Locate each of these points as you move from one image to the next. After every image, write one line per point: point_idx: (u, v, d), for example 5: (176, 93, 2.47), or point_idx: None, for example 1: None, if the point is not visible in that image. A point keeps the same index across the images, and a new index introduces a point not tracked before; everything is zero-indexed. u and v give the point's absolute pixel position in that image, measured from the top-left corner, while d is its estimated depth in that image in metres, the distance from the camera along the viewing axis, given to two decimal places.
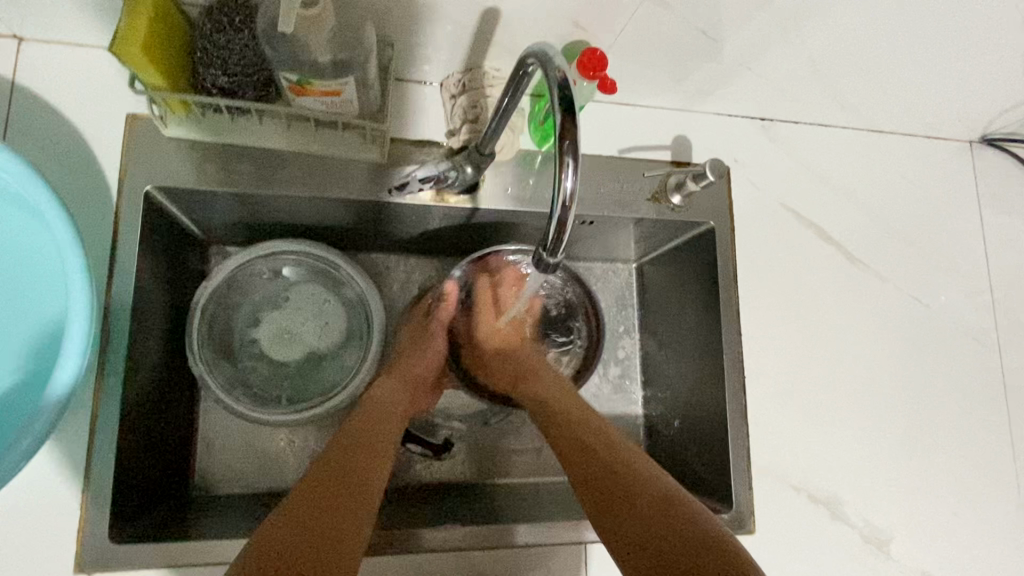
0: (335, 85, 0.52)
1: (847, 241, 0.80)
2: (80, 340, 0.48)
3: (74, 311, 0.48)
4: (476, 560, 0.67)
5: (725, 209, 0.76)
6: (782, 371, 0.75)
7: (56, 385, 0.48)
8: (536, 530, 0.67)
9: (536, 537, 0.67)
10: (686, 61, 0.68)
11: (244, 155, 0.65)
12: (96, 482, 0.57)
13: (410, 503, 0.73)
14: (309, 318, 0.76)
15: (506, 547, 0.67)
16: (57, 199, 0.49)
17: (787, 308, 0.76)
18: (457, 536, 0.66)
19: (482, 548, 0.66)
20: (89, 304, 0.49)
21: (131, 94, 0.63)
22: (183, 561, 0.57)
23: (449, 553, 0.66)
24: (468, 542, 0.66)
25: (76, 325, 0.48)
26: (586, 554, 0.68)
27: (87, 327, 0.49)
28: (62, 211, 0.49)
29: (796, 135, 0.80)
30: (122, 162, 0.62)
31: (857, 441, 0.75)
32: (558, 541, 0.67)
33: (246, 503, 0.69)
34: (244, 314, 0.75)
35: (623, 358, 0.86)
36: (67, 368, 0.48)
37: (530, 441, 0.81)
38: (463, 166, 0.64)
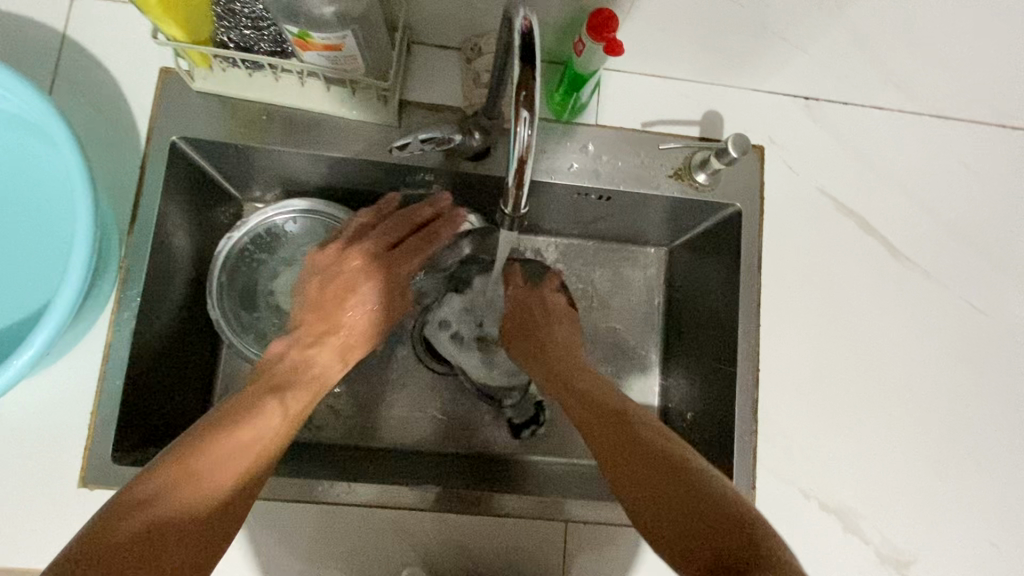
0: (334, 38, 0.53)
1: (893, 234, 0.73)
2: (81, 267, 0.52)
3: (79, 238, 0.52)
4: (518, 532, 0.67)
5: (755, 192, 0.72)
6: (803, 369, 0.70)
7: (59, 307, 0.51)
8: (589, 505, 0.67)
9: (590, 512, 0.67)
10: (709, 30, 0.64)
11: (263, 111, 0.67)
12: (104, 406, 0.61)
13: (436, 470, 0.74)
14: None
15: (557, 520, 0.67)
16: (72, 137, 0.53)
17: (815, 301, 0.71)
18: (517, 504, 0.67)
19: (543, 518, 0.67)
20: (92, 233, 0.53)
21: (162, 49, 0.66)
22: None
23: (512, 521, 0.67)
24: (528, 509, 0.67)
25: (77, 255, 0.52)
26: (621, 537, 0.67)
27: (89, 255, 0.52)
28: (75, 148, 0.53)
29: (843, 117, 0.74)
30: (151, 112, 0.66)
31: (883, 451, 0.69)
32: (608, 517, 0.67)
33: None
34: (264, 269, 0.77)
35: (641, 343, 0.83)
36: (69, 292, 0.52)
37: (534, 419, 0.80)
38: (473, 130, 0.64)
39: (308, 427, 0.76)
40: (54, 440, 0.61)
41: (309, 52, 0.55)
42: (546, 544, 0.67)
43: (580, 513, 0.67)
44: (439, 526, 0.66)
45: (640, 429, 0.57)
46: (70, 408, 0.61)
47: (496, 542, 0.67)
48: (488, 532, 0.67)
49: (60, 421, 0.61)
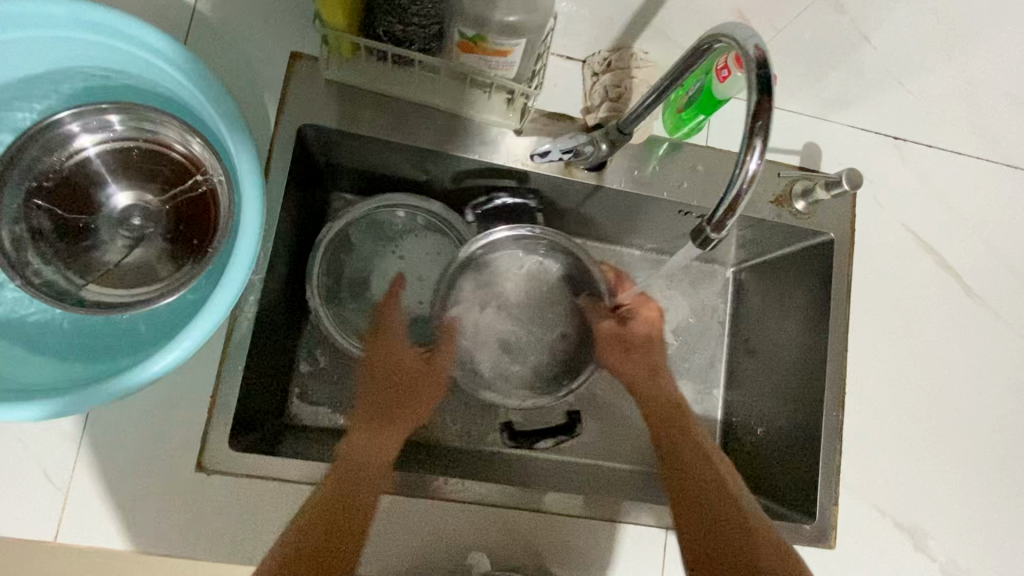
0: (508, 45, 0.55)
1: (966, 272, 0.78)
2: (246, 257, 0.53)
3: (247, 220, 0.53)
4: (502, 525, 0.65)
5: (847, 223, 0.75)
6: (880, 393, 0.74)
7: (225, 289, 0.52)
8: (564, 499, 0.67)
9: (566, 505, 0.66)
10: (831, 66, 0.68)
11: (389, 104, 0.67)
12: (223, 393, 0.60)
13: (449, 464, 0.74)
14: (415, 270, 0.79)
15: (533, 512, 0.66)
16: (239, 122, 0.54)
17: (894, 331, 0.75)
18: (486, 492, 0.65)
19: (513, 510, 0.66)
20: (258, 219, 0.54)
21: (297, 35, 0.66)
22: (279, 475, 0.61)
23: (476, 511, 0.65)
24: (497, 498, 0.65)
25: (243, 241, 0.53)
26: (667, 544, 0.68)
27: (254, 238, 0.53)
28: (240, 132, 0.54)
29: (929, 159, 0.78)
30: (281, 97, 0.65)
31: (949, 475, 0.73)
32: (594, 514, 0.66)
33: (335, 437, 0.73)
34: (363, 251, 0.77)
35: (710, 360, 0.86)
36: (234, 275, 0.52)
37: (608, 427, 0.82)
38: (601, 142, 0.66)
39: None
40: (171, 422, 0.59)
41: (472, 54, 0.57)
42: (509, 538, 0.65)
43: (558, 506, 0.66)
44: (494, 524, 0.65)
45: (705, 478, 0.70)
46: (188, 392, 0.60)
47: (475, 537, 0.65)
48: (430, 516, 0.64)
49: (178, 405, 0.60)
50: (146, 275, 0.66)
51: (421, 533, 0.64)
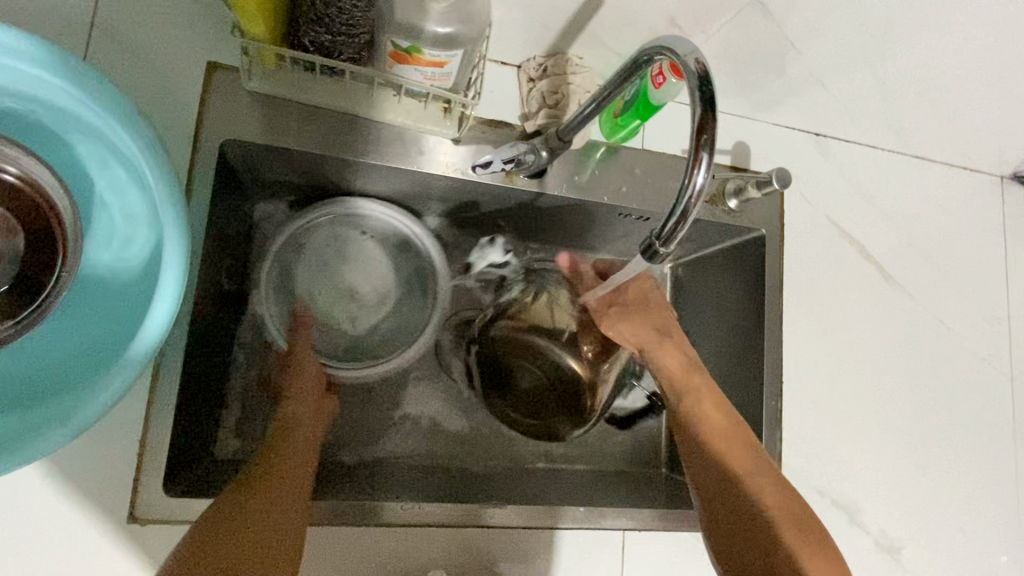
0: (445, 56, 0.53)
1: (884, 260, 0.83)
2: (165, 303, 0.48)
3: (171, 250, 0.49)
4: (458, 541, 0.65)
5: (776, 219, 0.78)
6: (814, 379, 0.78)
7: (151, 328, 0.47)
8: (512, 511, 0.66)
9: (513, 518, 0.66)
10: (760, 70, 0.70)
11: (318, 115, 0.64)
12: (154, 434, 0.56)
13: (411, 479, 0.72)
14: (371, 276, 0.77)
15: (479, 527, 0.65)
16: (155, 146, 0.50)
17: (824, 319, 0.79)
18: (439, 511, 0.64)
19: (461, 527, 0.65)
20: (180, 249, 0.49)
21: (211, 44, 0.61)
22: None
23: (428, 531, 0.64)
24: (446, 516, 0.64)
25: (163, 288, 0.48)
26: (625, 544, 0.68)
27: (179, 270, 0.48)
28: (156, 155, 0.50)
29: (848, 153, 0.83)
30: (198, 111, 0.61)
31: (877, 450, 0.78)
32: (534, 524, 0.66)
33: None
34: (316, 254, 0.75)
35: None
36: (161, 311, 0.48)
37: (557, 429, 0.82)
38: (541, 149, 0.65)
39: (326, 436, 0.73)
40: (93, 472, 0.55)
41: (406, 64, 0.54)
42: (470, 551, 0.65)
43: (495, 518, 0.65)
44: (442, 542, 0.64)
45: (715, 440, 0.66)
46: (110, 438, 0.55)
47: (431, 555, 0.64)
48: (387, 538, 0.63)
49: (101, 452, 0.55)
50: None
51: (379, 554, 0.63)
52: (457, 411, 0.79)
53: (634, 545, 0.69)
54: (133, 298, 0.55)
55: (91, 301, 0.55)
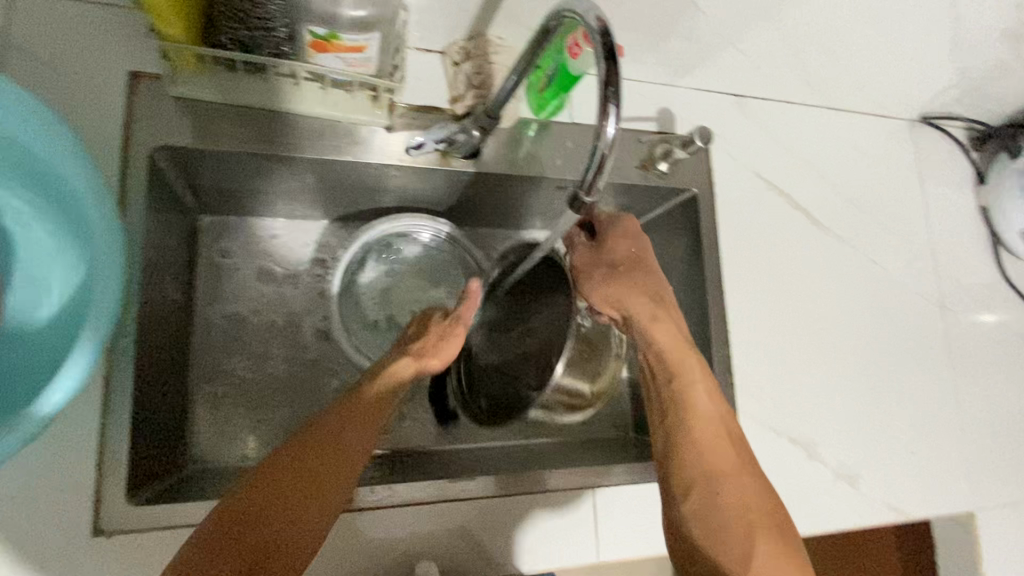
0: (363, 40, 0.54)
1: (813, 208, 0.87)
2: (100, 335, 0.49)
3: (104, 296, 0.50)
4: (448, 516, 0.66)
5: (706, 178, 0.82)
6: (760, 325, 0.81)
7: (86, 354, 0.48)
8: (493, 481, 0.68)
9: (495, 487, 0.67)
10: (672, 36, 0.74)
11: (248, 116, 0.64)
12: (111, 447, 0.55)
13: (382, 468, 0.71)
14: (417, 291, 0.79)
15: (464, 500, 0.66)
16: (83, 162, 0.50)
17: (763, 266, 0.83)
18: (415, 491, 0.65)
19: (446, 503, 0.66)
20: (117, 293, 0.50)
21: (132, 53, 0.62)
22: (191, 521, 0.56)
23: (421, 510, 0.65)
24: (424, 494, 0.65)
25: (91, 332, 0.49)
26: (596, 502, 0.70)
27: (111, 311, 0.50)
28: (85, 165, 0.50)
29: (766, 110, 0.88)
30: (125, 123, 0.61)
31: (826, 386, 0.83)
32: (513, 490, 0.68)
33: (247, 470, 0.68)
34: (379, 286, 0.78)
35: None
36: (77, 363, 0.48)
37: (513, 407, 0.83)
38: (472, 129, 0.67)
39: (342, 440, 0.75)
40: (52, 490, 0.54)
41: (325, 53, 0.55)
42: (445, 529, 0.66)
43: (465, 492, 0.66)
44: (431, 518, 0.65)
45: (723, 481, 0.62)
46: (66, 454, 0.55)
47: (425, 532, 0.65)
48: (357, 523, 0.63)
49: (59, 471, 0.54)
50: None
51: (351, 543, 0.63)
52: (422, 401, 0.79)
53: (607, 501, 0.71)
54: (67, 316, 0.55)
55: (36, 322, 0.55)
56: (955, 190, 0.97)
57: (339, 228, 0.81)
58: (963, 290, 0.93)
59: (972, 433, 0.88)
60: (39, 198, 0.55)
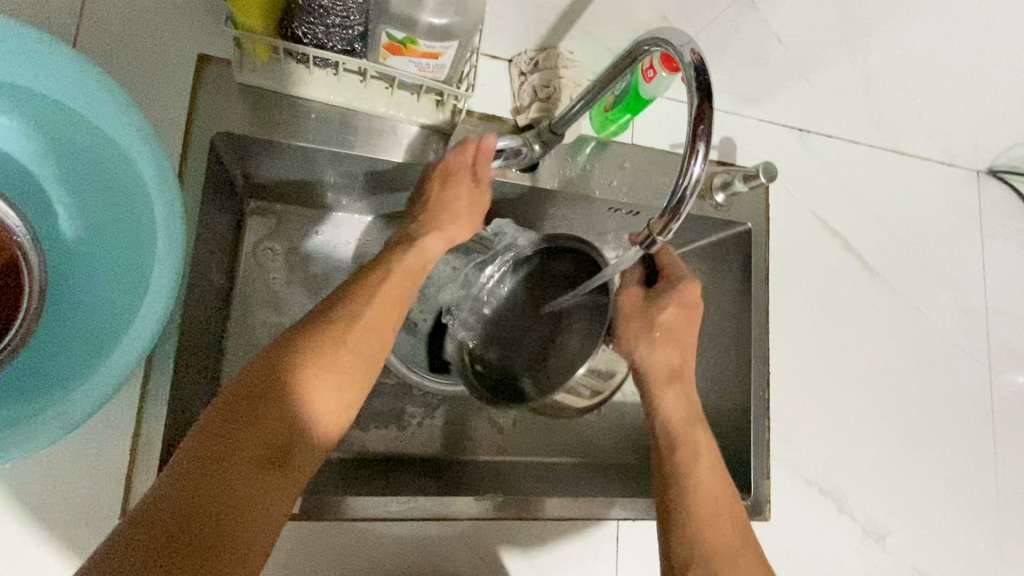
0: (439, 47, 0.53)
1: (867, 254, 0.85)
2: (151, 322, 0.49)
3: (158, 284, 0.49)
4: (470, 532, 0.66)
5: (763, 213, 0.80)
6: (802, 369, 0.79)
7: (137, 340, 0.48)
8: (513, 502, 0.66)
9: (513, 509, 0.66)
10: (746, 66, 0.72)
11: (311, 109, 0.64)
12: (146, 430, 0.55)
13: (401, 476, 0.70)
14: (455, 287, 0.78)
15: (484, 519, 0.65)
16: (149, 144, 0.50)
17: (810, 309, 0.81)
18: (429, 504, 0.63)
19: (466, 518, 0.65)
20: (172, 283, 0.50)
21: (203, 36, 0.61)
22: None
23: (442, 522, 0.65)
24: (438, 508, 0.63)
25: (145, 319, 0.48)
26: (617, 531, 0.70)
27: (164, 300, 0.49)
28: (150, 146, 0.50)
29: (829, 149, 0.85)
30: (190, 106, 0.60)
31: (863, 438, 0.80)
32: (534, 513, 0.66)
33: None
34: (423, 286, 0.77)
35: None
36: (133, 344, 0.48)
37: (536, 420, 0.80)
38: (534, 143, 0.66)
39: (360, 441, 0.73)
40: (88, 463, 0.55)
41: (399, 56, 0.55)
42: (465, 546, 0.66)
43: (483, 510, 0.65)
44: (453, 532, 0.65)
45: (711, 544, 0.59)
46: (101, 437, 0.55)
47: (446, 544, 0.65)
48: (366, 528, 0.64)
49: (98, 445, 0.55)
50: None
51: (366, 543, 0.64)
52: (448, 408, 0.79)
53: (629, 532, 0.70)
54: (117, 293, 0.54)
55: (89, 297, 0.55)
56: (1015, 249, 0.93)
57: (385, 228, 0.80)
58: (1014, 353, 0.90)
59: (1008, 502, 0.85)
60: (94, 173, 0.55)
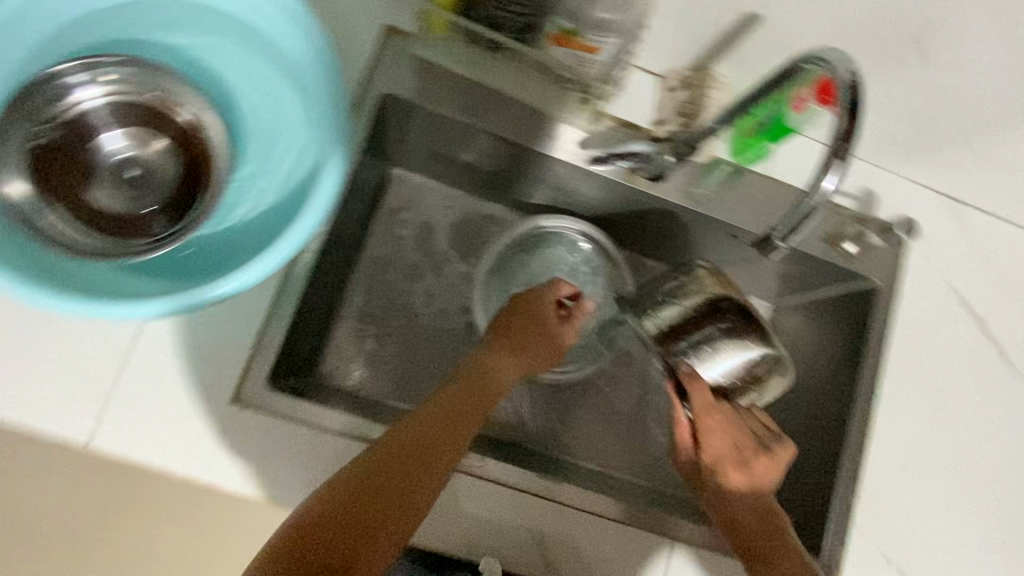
0: (599, 43, 0.58)
1: (1007, 342, 0.78)
2: (306, 225, 0.55)
3: (322, 194, 0.56)
4: (530, 512, 0.65)
5: (894, 273, 0.76)
6: (907, 444, 0.74)
7: (291, 237, 0.55)
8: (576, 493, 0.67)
9: (575, 499, 0.66)
10: (902, 117, 0.70)
11: (469, 88, 0.69)
12: (269, 332, 0.62)
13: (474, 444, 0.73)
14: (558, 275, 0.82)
15: (544, 500, 0.66)
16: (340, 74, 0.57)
17: (928, 384, 0.75)
18: (494, 470, 0.66)
19: (528, 495, 0.65)
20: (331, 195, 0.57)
21: (392, 10, 0.69)
22: (307, 421, 0.61)
23: (503, 493, 0.65)
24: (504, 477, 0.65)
25: (302, 221, 0.55)
26: (673, 554, 0.67)
27: (322, 208, 0.56)
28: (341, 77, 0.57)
29: (982, 223, 0.80)
30: (368, 66, 0.68)
31: (965, 536, 0.73)
32: (597, 509, 0.66)
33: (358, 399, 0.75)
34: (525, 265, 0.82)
35: None
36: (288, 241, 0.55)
37: (610, 431, 0.82)
38: (668, 153, 0.67)
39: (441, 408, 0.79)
40: (210, 351, 0.61)
41: (561, 48, 0.60)
42: (521, 525, 0.65)
43: (546, 491, 0.66)
44: (512, 508, 0.65)
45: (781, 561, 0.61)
46: (233, 333, 0.61)
47: (502, 517, 0.65)
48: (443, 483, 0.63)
49: (224, 337, 0.61)
50: (139, 227, 0.62)
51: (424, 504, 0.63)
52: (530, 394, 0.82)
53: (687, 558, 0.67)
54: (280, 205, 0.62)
55: (252, 205, 0.63)
56: None
57: (509, 215, 0.85)
58: None
59: None
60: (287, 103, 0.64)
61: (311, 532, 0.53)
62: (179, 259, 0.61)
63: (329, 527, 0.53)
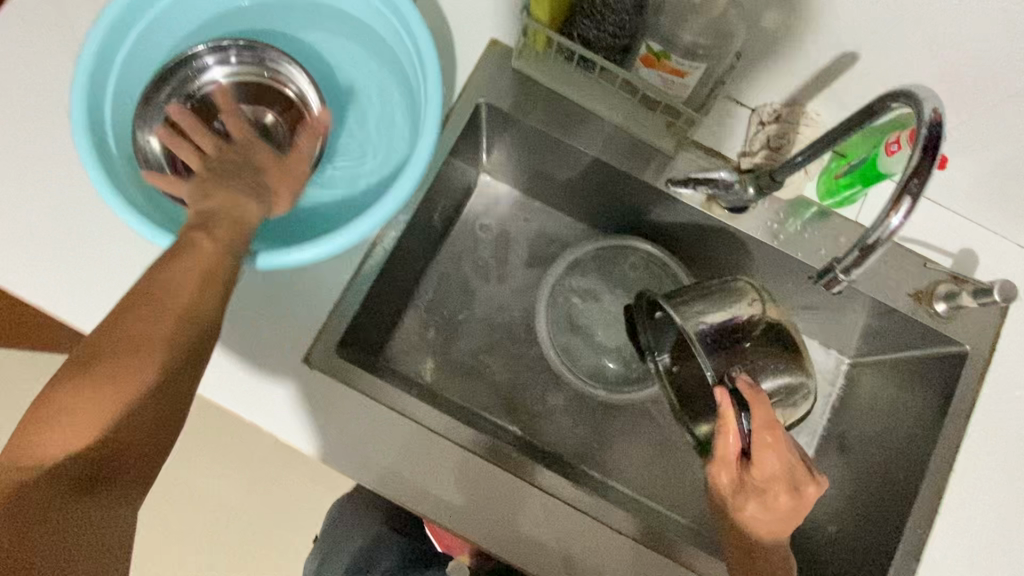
0: (689, 66, 0.58)
1: None
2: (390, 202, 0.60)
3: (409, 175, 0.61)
4: (560, 519, 0.66)
5: (987, 341, 0.71)
6: (981, 528, 0.68)
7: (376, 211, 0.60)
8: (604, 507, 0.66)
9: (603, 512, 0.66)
10: (1011, 175, 0.66)
11: (559, 104, 0.72)
12: (345, 304, 0.67)
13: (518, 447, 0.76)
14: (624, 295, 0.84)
15: (572, 507, 0.66)
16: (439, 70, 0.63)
17: (1014, 466, 0.69)
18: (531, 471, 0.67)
19: (557, 499, 0.66)
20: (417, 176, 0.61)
21: (499, 25, 0.74)
22: (363, 390, 0.66)
23: (537, 496, 0.66)
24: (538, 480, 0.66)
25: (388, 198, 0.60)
26: None
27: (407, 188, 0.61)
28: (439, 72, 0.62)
29: None
30: (470, 75, 0.73)
31: None
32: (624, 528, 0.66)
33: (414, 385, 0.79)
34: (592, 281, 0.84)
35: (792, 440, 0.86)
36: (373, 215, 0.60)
37: (656, 460, 0.82)
38: (749, 184, 0.67)
39: (492, 409, 0.82)
40: (294, 317, 0.67)
41: (651, 69, 0.61)
42: (549, 531, 0.66)
43: (575, 499, 0.66)
44: (543, 512, 0.66)
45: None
46: (317, 298, 0.68)
47: (531, 519, 0.66)
48: (488, 475, 0.66)
49: (308, 305, 0.68)
50: None
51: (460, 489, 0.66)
52: (582, 408, 0.83)
53: None
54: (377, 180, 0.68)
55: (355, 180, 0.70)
56: None
57: (586, 231, 0.88)
58: None
59: None
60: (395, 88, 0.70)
61: (70, 410, 0.48)
62: (283, 226, 0.69)
63: (69, 398, 0.48)
